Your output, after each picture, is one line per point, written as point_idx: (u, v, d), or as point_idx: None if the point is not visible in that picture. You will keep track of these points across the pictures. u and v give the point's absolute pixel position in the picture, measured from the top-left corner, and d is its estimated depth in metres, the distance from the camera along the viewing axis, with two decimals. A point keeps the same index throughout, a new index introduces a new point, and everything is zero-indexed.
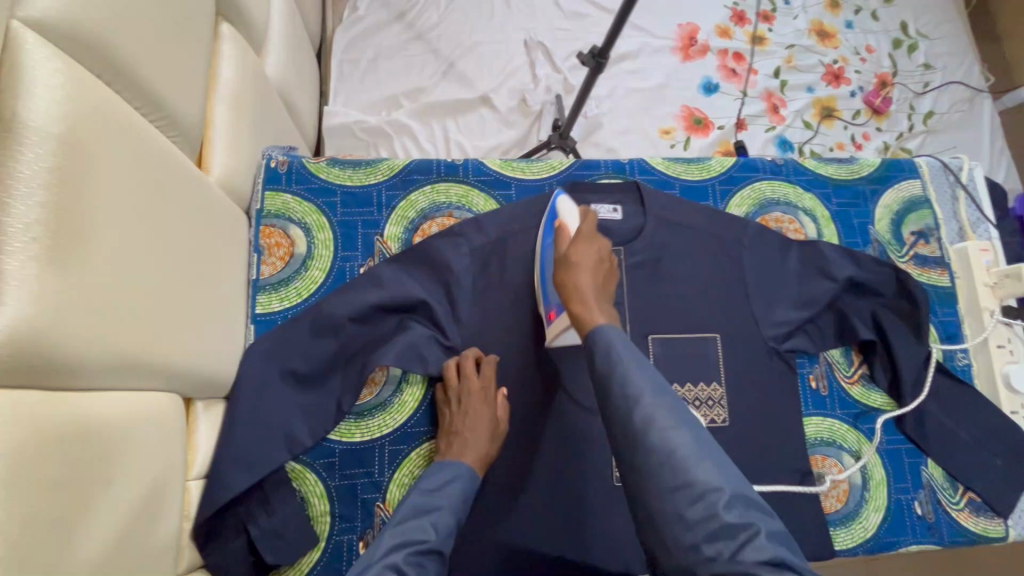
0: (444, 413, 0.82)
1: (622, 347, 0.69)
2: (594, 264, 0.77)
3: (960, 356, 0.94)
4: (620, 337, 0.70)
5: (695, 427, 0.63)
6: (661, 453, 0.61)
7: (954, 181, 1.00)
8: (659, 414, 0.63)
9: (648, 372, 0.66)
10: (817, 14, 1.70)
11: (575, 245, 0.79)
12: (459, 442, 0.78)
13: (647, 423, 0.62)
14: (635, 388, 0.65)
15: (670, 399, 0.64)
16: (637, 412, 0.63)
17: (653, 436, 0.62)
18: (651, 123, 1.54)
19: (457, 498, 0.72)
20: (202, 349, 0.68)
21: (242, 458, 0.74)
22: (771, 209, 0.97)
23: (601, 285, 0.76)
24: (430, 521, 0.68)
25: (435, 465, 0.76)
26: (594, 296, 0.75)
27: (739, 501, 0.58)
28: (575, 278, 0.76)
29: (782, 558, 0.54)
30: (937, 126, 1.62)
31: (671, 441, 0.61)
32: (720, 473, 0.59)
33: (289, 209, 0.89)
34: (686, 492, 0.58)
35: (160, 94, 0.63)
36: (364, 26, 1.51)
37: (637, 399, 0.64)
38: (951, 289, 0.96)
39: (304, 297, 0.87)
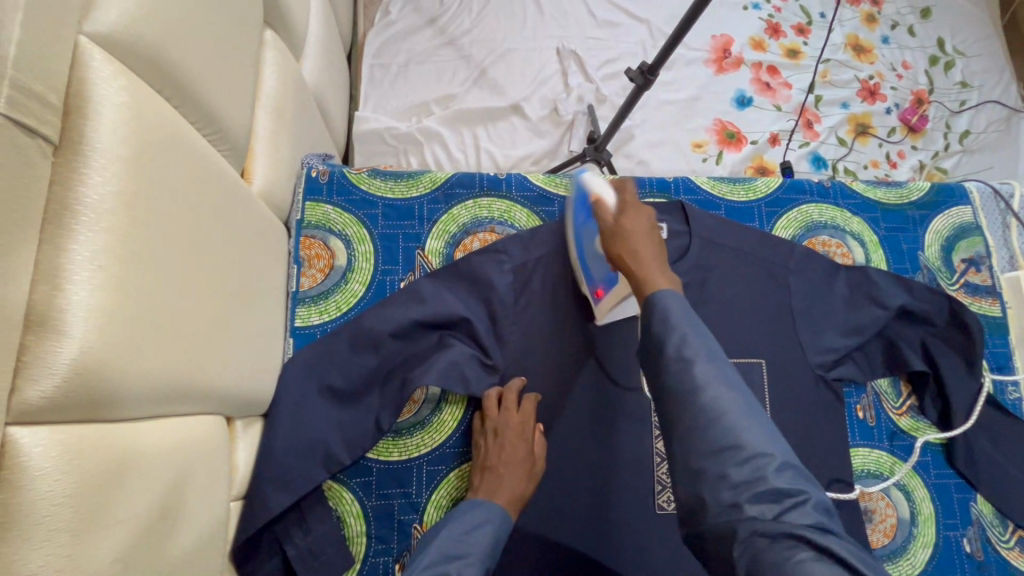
0: (479, 445, 0.80)
1: (676, 308, 0.66)
2: (647, 231, 0.74)
3: (1012, 389, 0.91)
4: (680, 302, 0.67)
5: (747, 394, 0.61)
6: (710, 415, 0.58)
7: (1005, 208, 0.98)
8: (711, 377, 0.61)
9: (703, 336, 0.64)
10: (853, 28, 1.67)
11: (625, 214, 0.75)
12: (496, 477, 0.76)
13: (699, 384, 0.60)
14: (689, 345, 0.63)
15: (723, 366, 0.62)
16: (688, 373, 0.61)
17: (705, 396, 0.60)
18: (683, 136, 1.52)
19: (488, 545, 0.69)
20: (245, 366, 0.67)
21: (280, 477, 0.73)
22: (818, 231, 0.95)
23: (658, 250, 0.74)
24: (458, 567, 0.64)
25: (465, 507, 0.73)
26: (654, 261, 0.72)
27: (788, 468, 0.55)
28: (634, 246, 0.72)
29: (828, 527, 0.51)
30: (974, 145, 1.59)
31: (723, 403, 0.59)
32: (770, 440, 0.57)
33: (329, 221, 0.88)
34: (733, 453, 0.56)
35: (213, 107, 0.61)
36: (395, 31, 1.49)
37: (689, 360, 0.62)
38: (1003, 320, 0.93)
39: (343, 310, 0.86)
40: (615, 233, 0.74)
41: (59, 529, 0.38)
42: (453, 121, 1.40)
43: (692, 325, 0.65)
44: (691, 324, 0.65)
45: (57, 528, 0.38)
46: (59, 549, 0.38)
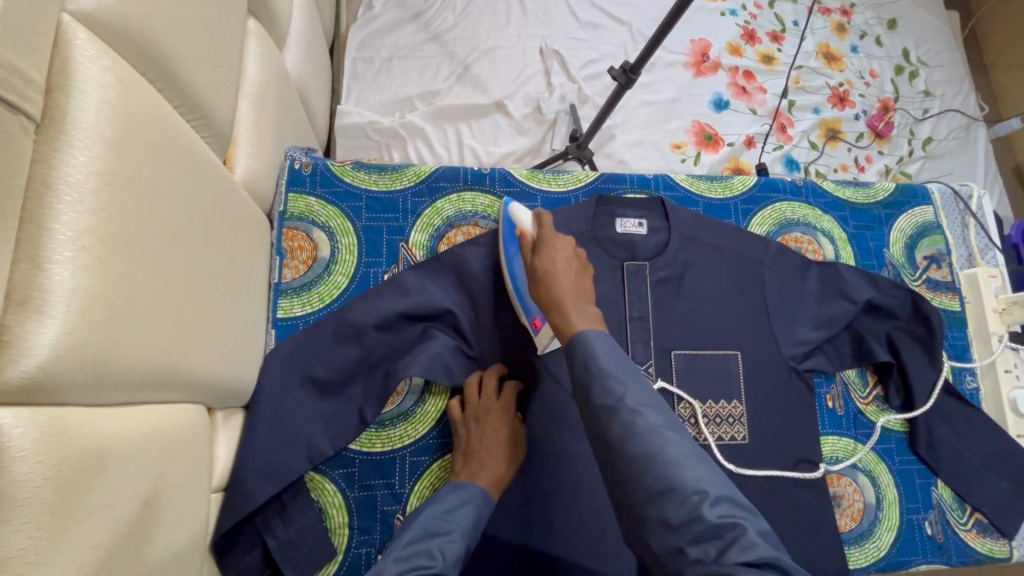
0: (459, 432, 0.81)
1: (602, 352, 0.66)
2: (564, 264, 0.77)
3: (970, 379, 0.95)
4: (603, 343, 0.67)
5: (678, 432, 0.60)
6: (643, 460, 0.57)
7: (964, 208, 1.03)
8: (640, 418, 0.60)
9: (629, 376, 0.64)
10: (824, 36, 1.73)
11: (540, 253, 0.78)
12: (477, 461, 0.77)
13: (627, 432, 0.59)
14: (616, 388, 0.62)
15: (651, 405, 0.62)
16: (617, 420, 0.60)
17: (635, 441, 0.58)
18: (662, 137, 1.55)
19: (468, 522, 0.70)
20: (224, 354, 0.67)
21: (261, 469, 0.72)
22: (791, 228, 0.98)
23: (575, 284, 0.75)
24: (438, 543, 0.66)
25: (448, 487, 0.75)
26: (571, 295, 0.74)
27: (723, 501, 0.54)
28: (551, 283, 0.75)
29: (771, 559, 0.50)
30: (936, 151, 1.66)
31: (654, 444, 0.57)
32: (703, 475, 0.56)
33: (312, 212, 0.88)
34: (669, 497, 0.55)
35: (198, 93, 0.61)
36: (379, 26, 1.49)
37: (616, 407, 0.61)
38: (962, 314, 0.98)
39: (326, 302, 0.85)
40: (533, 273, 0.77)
41: (38, 514, 0.38)
42: (436, 117, 1.41)
43: (617, 366, 0.65)
44: (615, 365, 0.65)
45: (38, 508, 0.38)
46: (41, 531, 0.38)
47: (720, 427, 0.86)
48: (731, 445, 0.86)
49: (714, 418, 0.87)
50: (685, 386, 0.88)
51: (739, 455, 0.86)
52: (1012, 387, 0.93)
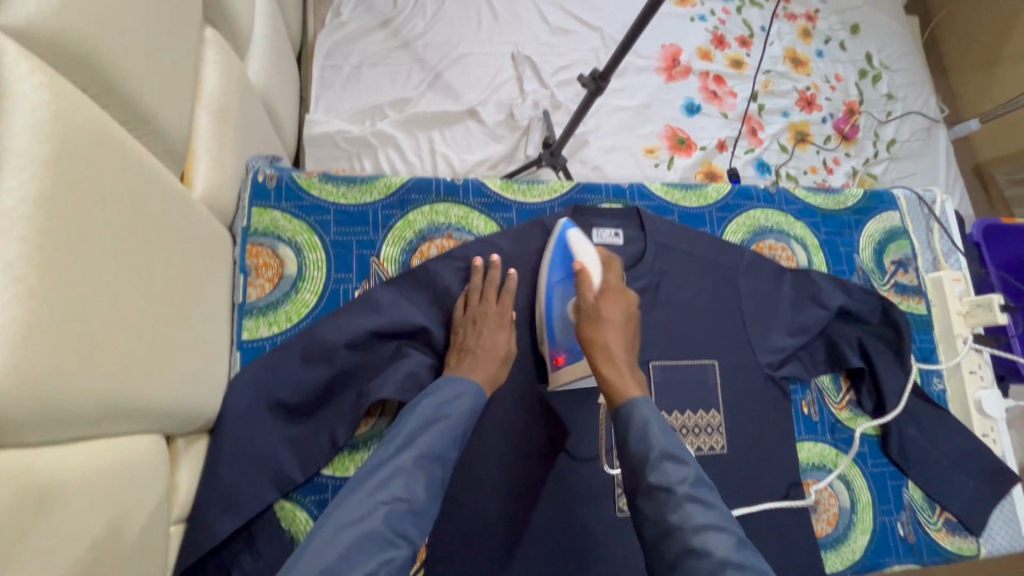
0: (457, 331, 0.81)
1: (654, 428, 0.68)
2: (622, 321, 0.79)
3: (937, 380, 0.98)
4: (654, 417, 0.69)
5: (735, 530, 0.61)
6: (698, 558, 0.58)
7: (928, 213, 1.05)
8: (693, 511, 0.61)
9: (685, 460, 0.65)
10: (791, 42, 1.76)
11: (605, 299, 0.79)
12: (474, 359, 0.77)
13: (683, 523, 0.60)
14: (670, 472, 0.64)
15: (706, 496, 0.63)
16: (672, 508, 0.61)
17: (690, 537, 0.59)
18: (636, 142, 1.55)
19: (465, 412, 0.72)
20: (182, 380, 0.63)
21: (225, 499, 0.69)
22: (764, 235, 0.98)
23: (627, 344, 0.77)
24: (438, 429, 0.69)
25: (442, 380, 0.75)
26: (622, 355, 0.76)
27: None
28: (605, 334, 0.76)
29: None
30: (900, 153, 1.71)
31: (710, 544, 0.58)
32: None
33: (278, 227, 0.84)
34: None
35: (147, 107, 0.58)
36: (348, 31, 1.45)
37: (671, 492, 0.62)
38: (928, 317, 1.00)
39: (293, 321, 0.81)
40: (590, 316, 0.78)
41: None
42: (408, 125, 1.38)
43: (673, 447, 0.66)
44: (669, 443, 0.66)
45: None
46: None
47: (699, 438, 0.86)
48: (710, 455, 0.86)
49: (693, 429, 0.86)
50: (663, 397, 0.87)
51: (718, 465, 0.86)
52: (977, 388, 0.95)
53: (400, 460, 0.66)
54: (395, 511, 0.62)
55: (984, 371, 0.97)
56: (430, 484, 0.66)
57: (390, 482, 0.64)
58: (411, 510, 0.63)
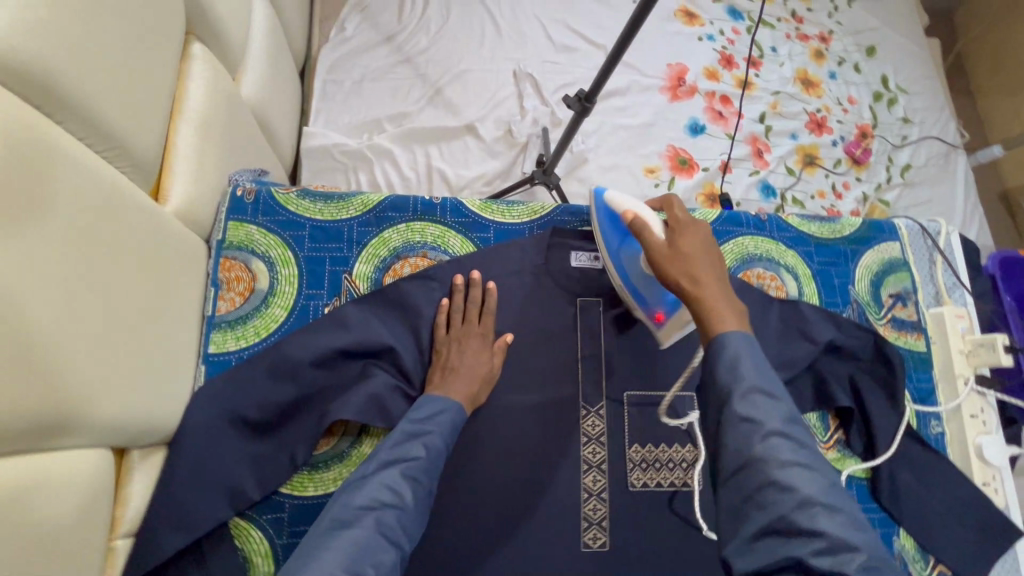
0: (441, 349, 0.81)
1: (746, 362, 0.61)
2: (706, 250, 0.71)
3: (934, 424, 0.92)
4: (749, 351, 0.61)
5: (825, 470, 0.55)
6: (781, 489, 0.53)
7: (931, 245, 1.00)
8: (780, 447, 0.55)
9: (777, 396, 0.59)
10: (802, 63, 1.73)
11: (680, 236, 0.72)
12: (459, 378, 0.78)
13: (768, 453, 0.55)
14: (758, 405, 0.58)
15: (798, 437, 0.57)
16: (759, 440, 0.56)
17: (777, 469, 0.54)
18: (637, 161, 1.53)
19: (447, 427, 0.74)
20: (139, 394, 0.63)
21: (178, 515, 0.68)
22: (752, 264, 0.94)
23: (720, 273, 0.70)
24: (421, 442, 0.71)
25: (425, 397, 0.76)
26: (716, 283, 0.67)
27: (874, 564, 0.49)
28: (692, 268, 0.69)
29: None
30: (915, 178, 1.65)
31: (795, 478, 0.53)
32: (848, 524, 0.51)
33: (252, 241, 0.84)
34: (812, 538, 0.50)
35: (110, 124, 0.58)
36: (351, 46, 1.46)
37: (761, 424, 0.56)
38: (928, 355, 0.94)
39: (261, 336, 0.81)
40: (673, 257, 0.70)
41: None
42: (405, 139, 1.39)
43: (763, 382, 0.59)
44: (762, 377, 0.59)
45: None
46: None
47: (673, 474, 0.83)
48: (685, 492, 0.82)
49: (666, 463, 0.83)
50: (637, 428, 0.84)
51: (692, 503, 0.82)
52: (978, 434, 0.90)
53: (386, 473, 0.67)
54: (382, 518, 0.64)
55: (988, 416, 0.91)
56: (416, 494, 0.68)
57: (377, 493, 0.66)
58: (398, 518, 0.65)
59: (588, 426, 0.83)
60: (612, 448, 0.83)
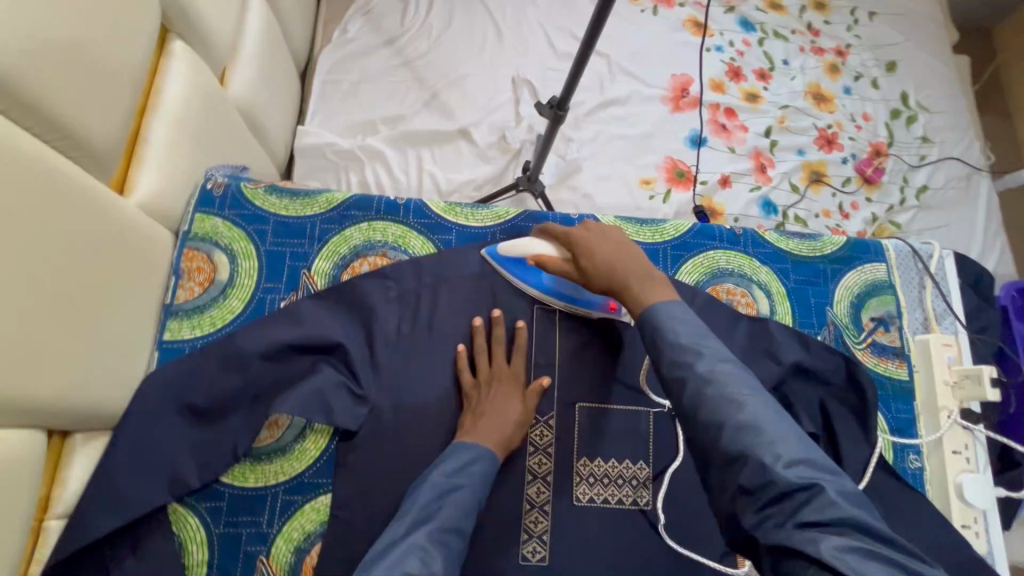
0: (470, 394, 0.81)
1: (673, 323, 0.66)
2: (610, 248, 0.76)
3: (913, 458, 0.86)
4: (671, 319, 0.66)
5: (753, 385, 0.60)
6: (714, 428, 0.58)
7: (922, 268, 0.95)
8: (709, 386, 0.60)
9: (702, 346, 0.63)
10: (815, 77, 1.65)
11: (579, 254, 0.78)
12: (491, 421, 0.77)
13: (697, 400, 0.60)
14: (686, 358, 0.63)
15: (730, 373, 0.61)
16: (688, 393, 0.61)
17: (703, 413, 0.59)
18: (632, 171, 1.49)
19: (479, 479, 0.71)
20: (81, 378, 0.65)
21: (112, 497, 0.69)
22: (723, 278, 0.91)
23: (633, 258, 0.74)
24: (454, 497, 0.68)
25: (455, 446, 0.74)
26: (634, 274, 0.73)
27: (801, 461, 0.54)
28: (609, 273, 0.74)
29: (849, 519, 0.50)
30: (931, 201, 1.56)
31: (722, 412, 0.58)
32: (779, 437, 0.55)
33: (216, 234, 0.86)
34: (743, 461, 0.55)
35: (61, 116, 0.61)
36: (352, 49, 1.49)
37: (688, 377, 0.62)
38: (909, 384, 0.89)
39: (217, 326, 0.83)
40: (589, 279, 0.77)
41: None
42: (398, 141, 1.40)
43: (687, 338, 0.64)
44: (684, 334, 0.65)
45: None
46: None
47: (621, 491, 0.80)
48: (632, 511, 0.80)
49: (615, 479, 0.81)
50: (586, 441, 0.82)
51: (640, 523, 0.79)
52: (960, 471, 0.83)
53: (417, 536, 0.63)
54: None
55: (973, 453, 0.84)
56: (448, 559, 0.63)
57: (407, 557, 0.59)
58: None
59: (536, 436, 0.82)
60: (560, 459, 0.82)
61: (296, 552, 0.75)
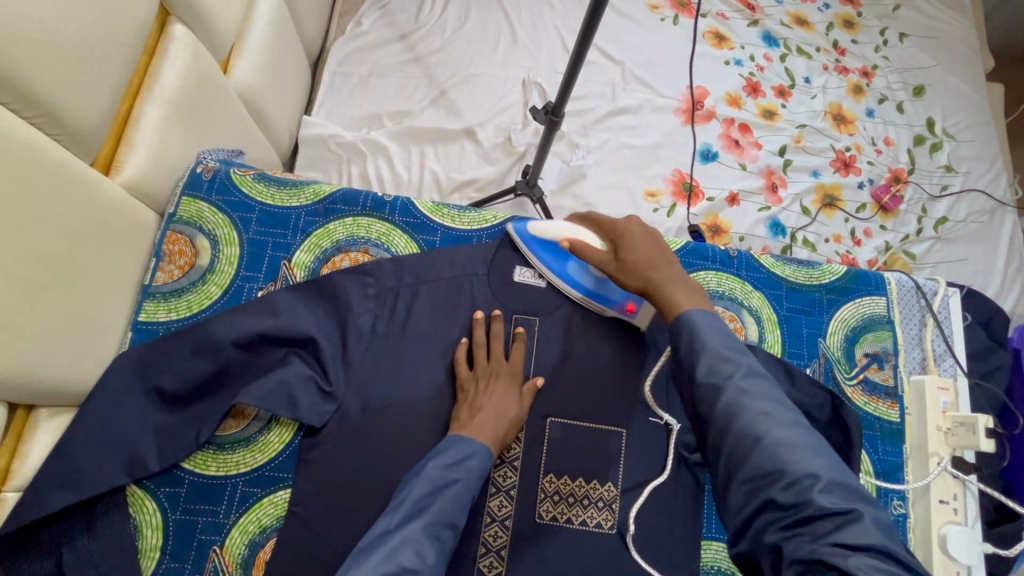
0: (465, 386, 0.80)
1: (713, 331, 0.62)
2: (651, 244, 0.73)
3: (897, 503, 0.82)
4: (709, 325, 0.62)
5: (788, 406, 0.56)
6: (747, 441, 0.53)
7: (925, 306, 0.90)
8: (745, 398, 0.56)
9: (738, 355, 0.60)
10: (837, 97, 1.60)
11: (620, 245, 0.75)
12: (488, 416, 0.76)
13: (731, 411, 0.55)
14: (723, 367, 0.58)
15: (765, 391, 0.57)
16: (722, 400, 0.56)
17: (737, 423, 0.54)
18: (638, 183, 1.46)
19: (475, 475, 0.71)
20: (50, 355, 0.65)
21: (69, 475, 0.69)
22: (712, 301, 0.88)
23: (671, 261, 0.71)
24: (450, 492, 0.68)
25: (453, 438, 0.73)
26: (670, 275, 0.69)
27: (836, 486, 0.49)
28: (646, 268, 0.71)
29: (884, 549, 0.45)
30: (950, 233, 1.49)
31: (760, 426, 0.53)
32: (812, 458, 0.51)
33: (201, 218, 0.86)
34: (777, 477, 0.50)
35: (43, 95, 0.60)
36: (364, 42, 1.49)
37: (722, 385, 0.57)
38: (899, 426, 0.85)
39: (193, 311, 0.83)
40: (625, 272, 0.73)
41: None
42: (402, 137, 1.39)
43: (723, 345, 0.60)
44: (723, 343, 0.61)
45: None
46: None
47: (585, 511, 0.78)
48: (595, 533, 0.77)
49: (580, 498, 0.79)
50: (554, 457, 0.81)
51: (602, 546, 0.77)
52: (946, 522, 0.78)
53: (410, 529, 0.64)
54: None
55: (961, 504, 0.79)
56: (439, 554, 0.65)
57: (401, 550, 0.62)
58: None
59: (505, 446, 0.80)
60: (526, 473, 0.80)
61: (251, 545, 0.74)
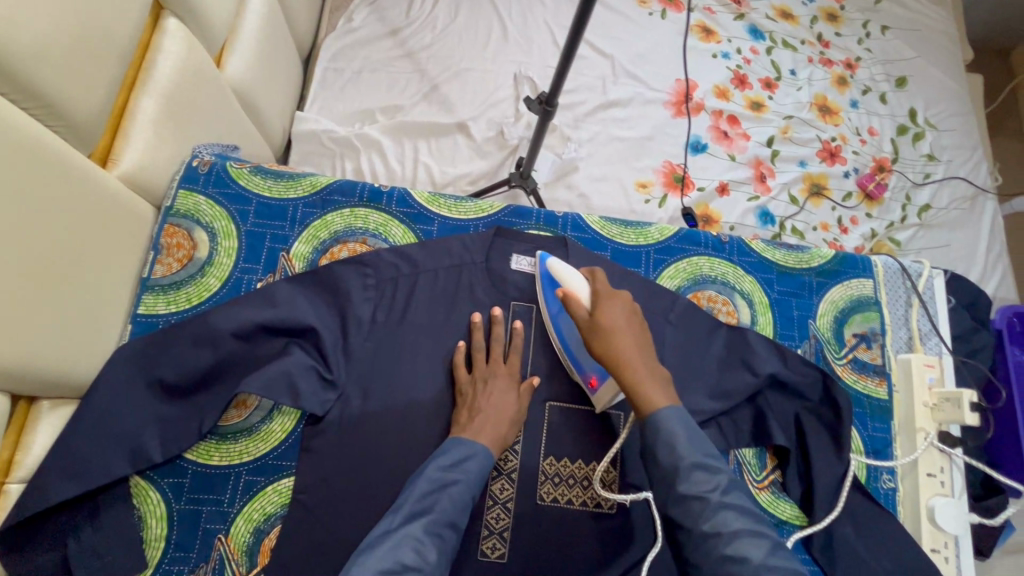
0: (464, 390, 0.80)
1: (686, 437, 0.63)
2: (626, 323, 0.72)
3: (886, 478, 0.84)
4: (684, 429, 0.63)
5: (765, 524, 0.59)
6: (734, 562, 0.55)
7: (910, 287, 0.93)
8: (728, 515, 0.58)
9: (717, 467, 0.62)
10: (822, 88, 1.63)
11: (599, 308, 0.73)
12: (486, 417, 0.77)
13: (716, 528, 0.57)
14: (704, 483, 0.60)
15: (740, 503, 0.60)
16: (705, 518, 0.58)
17: (725, 543, 0.56)
18: (629, 174, 1.48)
19: (473, 475, 0.72)
20: (51, 347, 0.65)
21: (72, 466, 0.69)
22: (704, 285, 0.91)
23: (641, 342, 0.72)
24: (449, 492, 0.69)
25: (451, 441, 0.75)
26: (639, 359, 0.69)
27: None
28: (615, 345, 0.70)
29: None
30: (933, 220, 1.53)
31: (745, 547, 0.56)
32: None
33: (198, 211, 0.87)
34: None
35: (42, 86, 0.60)
36: (356, 37, 1.49)
37: (705, 501, 0.59)
38: (888, 404, 0.87)
39: (193, 303, 0.83)
40: (592, 334, 0.71)
41: None
42: (395, 132, 1.40)
43: (701, 454, 0.62)
44: (700, 453, 0.62)
45: None
46: None
47: (585, 493, 0.80)
48: (596, 514, 0.79)
49: (580, 480, 0.80)
50: (553, 440, 0.82)
51: (601, 525, 0.79)
52: (933, 494, 0.81)
53: (411, 527, 0.65)
54: None
55: (947, 477, 0.82)
56: (440, 551, 0.65)
57: (401, 548, 0.62)
58: None
59: None
60: (527, 457, 0.81)
61: (256, 533, 0.75)
